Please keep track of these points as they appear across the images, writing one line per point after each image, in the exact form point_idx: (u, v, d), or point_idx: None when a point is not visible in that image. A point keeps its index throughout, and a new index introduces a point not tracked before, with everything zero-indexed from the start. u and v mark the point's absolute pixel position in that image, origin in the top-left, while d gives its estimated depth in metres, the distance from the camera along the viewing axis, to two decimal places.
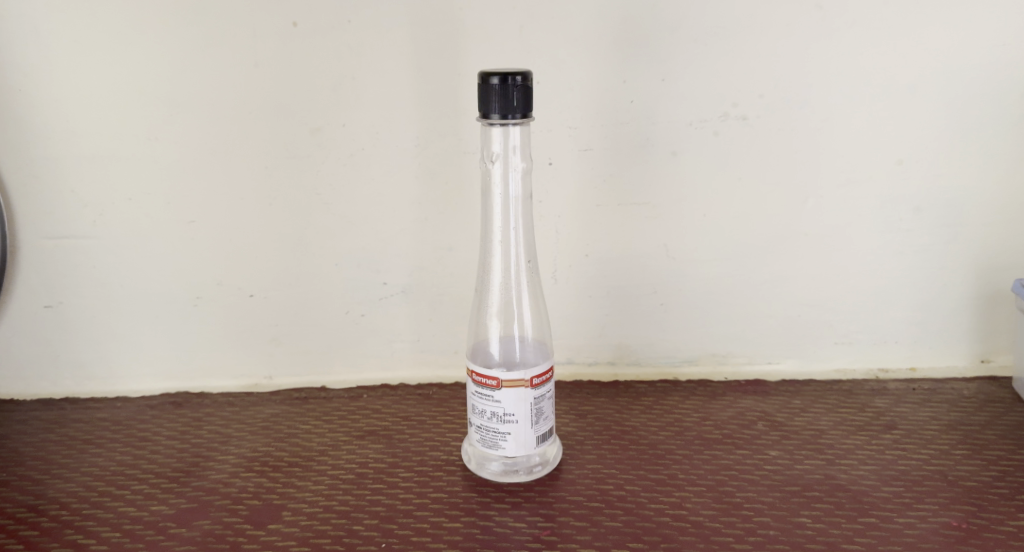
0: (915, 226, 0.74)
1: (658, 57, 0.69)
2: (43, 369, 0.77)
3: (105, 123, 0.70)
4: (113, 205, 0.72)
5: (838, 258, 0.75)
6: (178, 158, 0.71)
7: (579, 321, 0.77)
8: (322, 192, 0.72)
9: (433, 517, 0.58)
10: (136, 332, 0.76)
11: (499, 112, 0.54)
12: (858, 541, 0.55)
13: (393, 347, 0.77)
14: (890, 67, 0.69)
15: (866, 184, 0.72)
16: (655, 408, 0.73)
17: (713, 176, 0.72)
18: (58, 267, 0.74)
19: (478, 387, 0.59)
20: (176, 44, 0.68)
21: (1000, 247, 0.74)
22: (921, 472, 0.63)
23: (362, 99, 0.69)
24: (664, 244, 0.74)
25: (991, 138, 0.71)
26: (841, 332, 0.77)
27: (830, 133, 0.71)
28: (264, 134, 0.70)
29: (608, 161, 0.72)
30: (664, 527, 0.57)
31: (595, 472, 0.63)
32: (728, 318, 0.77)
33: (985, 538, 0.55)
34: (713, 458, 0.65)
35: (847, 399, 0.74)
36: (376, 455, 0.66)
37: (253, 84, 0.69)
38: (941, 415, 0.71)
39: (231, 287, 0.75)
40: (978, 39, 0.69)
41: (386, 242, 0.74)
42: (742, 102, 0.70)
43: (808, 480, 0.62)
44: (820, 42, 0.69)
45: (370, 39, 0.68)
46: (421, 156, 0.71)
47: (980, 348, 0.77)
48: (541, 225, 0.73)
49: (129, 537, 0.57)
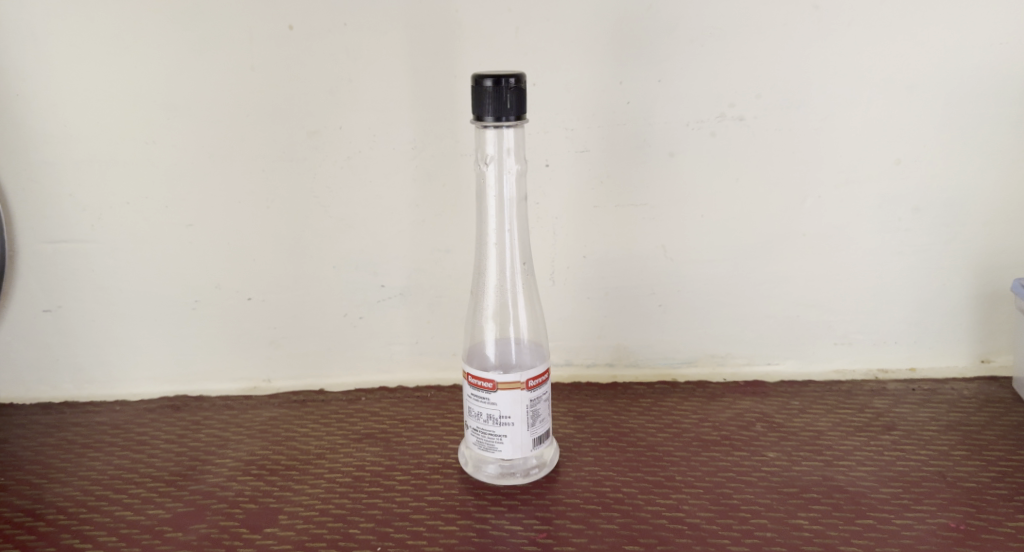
0: (914, 225, 0.73)
1: (654, 57, 0.69)
2: (44, 373, 0.77)
3: (102, 128, 0.70)
4: (113, 210, 0.72)
5: (837, 258, 0.74)
6: (177, 161, 0.71)
7: (578, 323, 0.77)
8: (319, 194, 0.72)
9: (429, 520, 0.58)
10: (136, 336, 0.76)
11: (492, 113, 0.54)
12: (855, 543, 0.55)
13: (391, 349, 0.77)
14: (888, 66, 0.69)
15: (865, 184, 0.72)
16: (654, 410, 0.73)
17: (710, 176, 0.72)
18: (59, 271, 0.74)
19: (474, 390, 0.59)
20: (173, 48, 0.68)
21: (999, 246, 0.74)
22: (920, 473, 0.62)
23: (360, 101, 0.69)
24: (662, 245, 0.74)
25: (989, 136, 0.71)
26: (840, 332, 0.77)
27: (829, 132, 0.71)
28: (262, 137, 0.70)
29: (606, 162, 0.72)
30: (660, 530, 0.57)
31: (592, 474, 0.63)
32: (727, 319, 0.77)
33: (983, 539, 0.55)
34: (711, 460, 0.65)
35: (847, 400, 0.74)
36: (374, 458, 0.66)
37: (250, 87, 0.69)
38: (941, 416, 0.71)
39: (230, 290, 0.75)
40: (978, 36, 0.68)
41: (383, 244, 0.74)
42: (738, 102, 0.70)
43: (806, 481, 0.62)
44: (817, 41, 0.68)
45: (368, 41, 0.68)
46: (418, 158, 0.71)
47: (981, 348, 0.77)
48: (538, 227, 0.73)
49: (126, 541, 0.57)
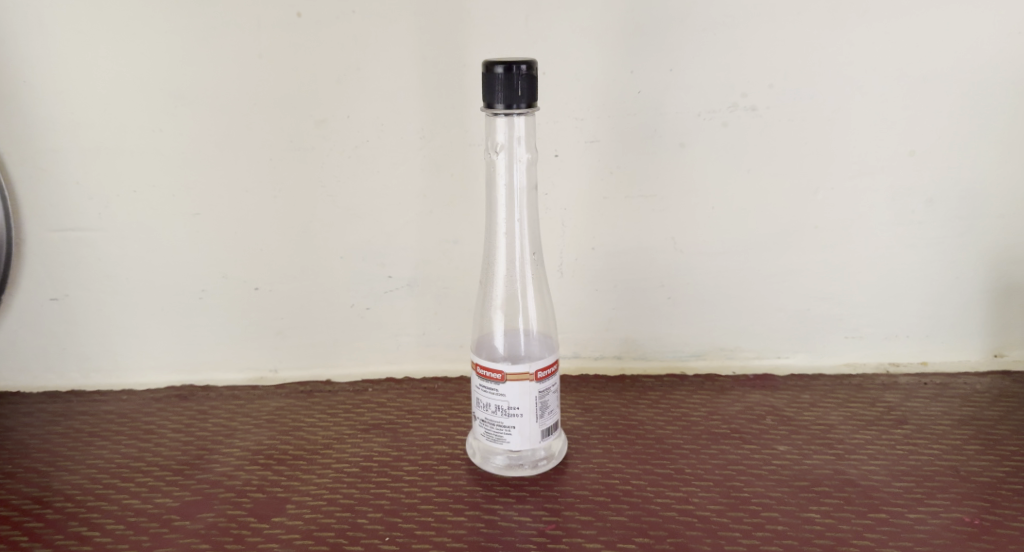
0: (927, 218, 0.73)
1: (664, 47, 0.68)
2: (50, 362, 0.77)
3: (108, 115, 0.70)
4: (119, 198, 0.72)
5: (848, 251, 0.74)
6: (183, 149, 0.70)
7: (587, 315, 0.76)
8: (326, 184, 0.72)
9: (437, 510, 0.58)
10: (142, 325, 0.76)
11: (503, 101, 0.54)
12: (867, 536, 0.54)
13: (399, 340, 0.77)
14: (903, 57, 0.68)
15: (878, 176, 0.72)
16: (663, 402, 0.72)
17: (721, 168, 0.71)
18: (64, 259, 0.74)
19: (483, 381, 0.58)
20: (180, 35, 0.67)
21: (1012, 240, 0.73)
22: (933, 467, 0.62)
23: (367, 90, 0.69)
24: (672, 237, 0.73)
25: (1003, 128, 0.70)
26: (851, 326, 0.76)
27: (841, 123, 0.70)
28: (270, 126, 0.70)
29: (617, 153, 0.71)
30: (670, 522, 0.56)
31: (601, 466, 0.63)
32: (736, 312, 0.76)
33: (997, 534, 0.54)
34: (720, 453, 0.64)
35: (858, 393, 0.74)
36: (381, 449, 0.66)
37: (257, 75, 0.68)
38: (953, 411, 0.70)
39: (237, 280, 0.74)
40: (995, 26, 0.68)
41: (390, 235, 0.73)
42: (750, 92, 0.69)
43: (817, 475, 0.61)
44: (830, 32, 0.68)
45: (376, 28, 0.67)
46: (426, 148, 0.70)
47: (993, 343, 0.77)
48: (547, 218, 0.73)
49: (133, 529, 0.57)
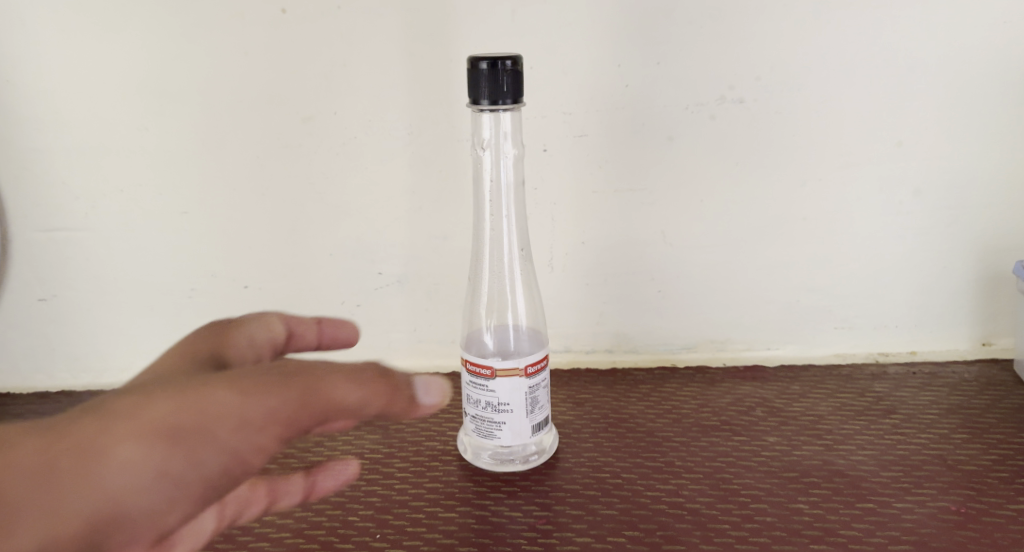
0: (915, 209, 0.73)
1: (651, 40, 0.68)
2: (40, 363, 0.77)
3: (92, 116, 0.69)
4: (106, 198, 0.72)
5: (837, 241, 0.74)
6: (169, 148, 0.70)
7: (578, 309, 0.76)
8: (314, 182, 0.71)
9: (428, 507, 0.58)
10: (133, 325, 0.76)
11: (489, 97, 0.54)
12: (855, 527, 0.55)
13: (390, 337, 0.77)
14: (889, 47, 0.68)
15: (866, 167, 0.72)
16: (654, 396, 0.73)
17: (709, 160, 0.71)
18: (53, 260, 0.73)
19: (473, 376, 0.59)
20: (164, 33, 0.67)
21: (1001, 229, 0.73)
22: (921, 457, 0.62)
23: (353, 86, 0.69)
24: (662, 230, 0.73)
25: (989, 117, 0.70)
26: (841, 317, 0.77)
27: (828, 114, 0.70)
28: (257, 124, 0.70)
29: (605, 146, 0.71)
30: (660, 515, 0.56)
31: (592, 460, 0.63)
32: (727, 304, 0.76)
33: (983, 523, 0.55)
34: (711, 445, 0.65)
35: (847, 384, 0.74)
36: (373, 445, 0.66)
37: (243, 73, 0.68)
38: (941, 400, 0.71)
39: (227, 279, 0.74)
40: (981, 14, 0.68)
41: (380, 231, 0.73)
42: (738, 84, 0.69)
43: (806, 465, 0.62)
44: (817, 23, 0.68)
45: (361, 24, 0.67)
46: (414, 145, 0.70)
47: (982, 331, 0.77)
48: (537, 213, 0.73)
49: None
